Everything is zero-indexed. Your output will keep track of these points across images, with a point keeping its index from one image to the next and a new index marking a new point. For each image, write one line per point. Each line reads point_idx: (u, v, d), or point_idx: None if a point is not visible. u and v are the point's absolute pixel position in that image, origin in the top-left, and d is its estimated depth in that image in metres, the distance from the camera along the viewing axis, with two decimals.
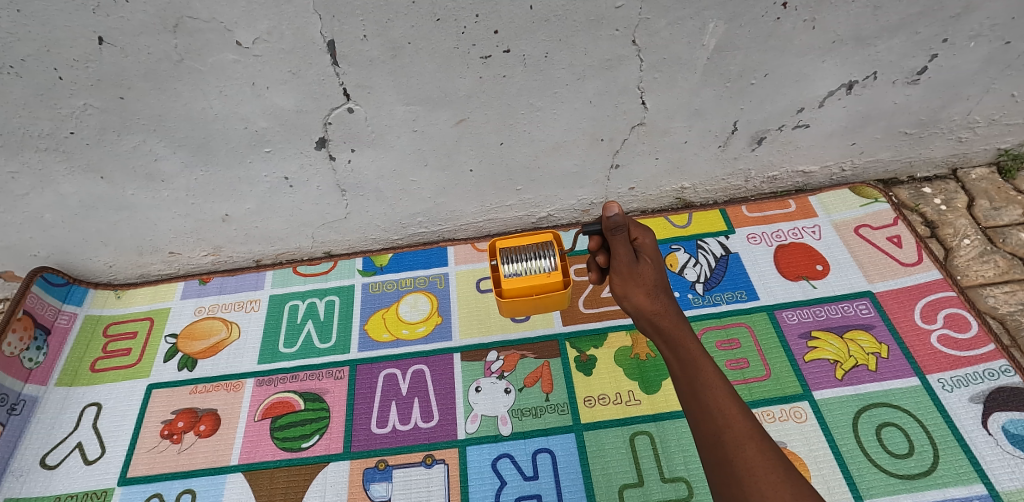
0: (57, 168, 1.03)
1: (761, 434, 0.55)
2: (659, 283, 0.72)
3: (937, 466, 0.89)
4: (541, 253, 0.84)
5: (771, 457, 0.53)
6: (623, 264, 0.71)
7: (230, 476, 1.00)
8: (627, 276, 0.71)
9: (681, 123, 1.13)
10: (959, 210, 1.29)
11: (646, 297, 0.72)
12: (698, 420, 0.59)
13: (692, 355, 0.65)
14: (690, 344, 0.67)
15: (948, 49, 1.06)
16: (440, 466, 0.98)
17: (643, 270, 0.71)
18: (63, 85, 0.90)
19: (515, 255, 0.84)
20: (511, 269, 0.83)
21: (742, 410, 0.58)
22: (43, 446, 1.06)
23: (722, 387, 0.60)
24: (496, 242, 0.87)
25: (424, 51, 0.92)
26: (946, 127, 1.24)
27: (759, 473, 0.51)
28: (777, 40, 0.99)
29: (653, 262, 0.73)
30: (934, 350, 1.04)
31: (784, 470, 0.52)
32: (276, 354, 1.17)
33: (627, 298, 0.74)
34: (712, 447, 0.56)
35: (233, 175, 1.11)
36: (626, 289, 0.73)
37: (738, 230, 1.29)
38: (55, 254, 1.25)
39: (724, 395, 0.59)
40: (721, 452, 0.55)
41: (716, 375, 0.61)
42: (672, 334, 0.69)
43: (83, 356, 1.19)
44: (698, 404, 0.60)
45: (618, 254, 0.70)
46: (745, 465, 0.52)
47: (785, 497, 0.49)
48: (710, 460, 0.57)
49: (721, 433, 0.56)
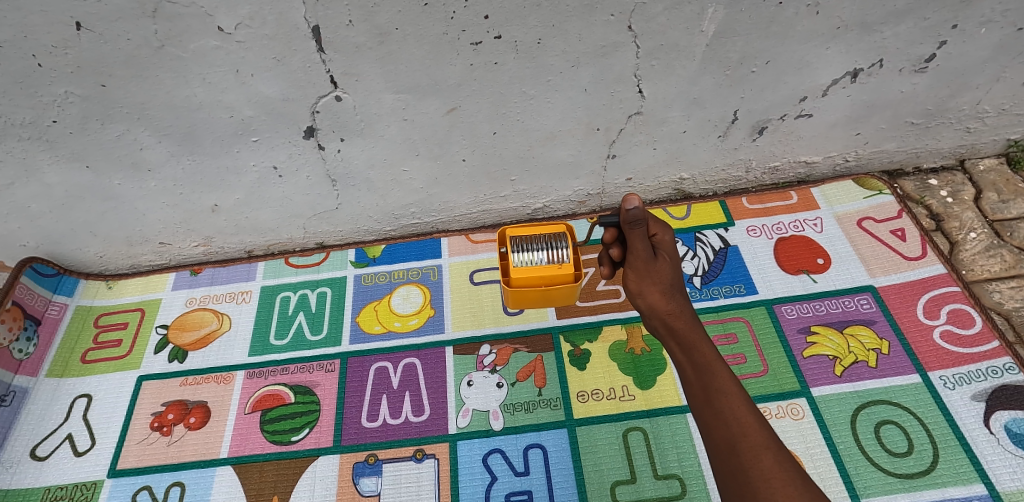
0: (41, 156, 1.01)
1: (779, 444, 0.50)
2: (675, 282, 0.68)
3: (937, 465, 0.87)
4: (553, 244, 0.79)
5: (789, 468, 0.48)
6: (640, 260, 0.68)
7: (220, 469, 0.99)
8: (643, 271, 0.68)
9: (679, 113, 1.10)
10: (965, 203, 1.26)
11: (661, 296, 0.67)
12: (710, 427, 0.54)
13: (707, 360, 0.60)
14: (705, 347, 0.62)
15: (958, 35, 1.02)
16: (430, 461, 0.97)
17: (660, 267, 0.68)
18: (42, 72, 0.88)
19: (526, 244, 0.79)
20: (521, 259, 0.78)
21: (759, 418, 0.53)
22: (33, 437, 1.05)
23: (738, 393, 0.55)
24: (506, 230, 0.82)
25: (411, 38, 0.89)
26: (955, 117, 1.20)
27: (776, 484, 0.47)
28: (778, 27, 0.95)
29: (670, 258, 0.70)
30: (937, 347, 1.01)
31: (804, 485, 0.47)
32: (267, 346, 1.16)
33: (641, 295, 0.69)
34: (726, 456, 0.51)
35: (220, 165, 1.09)
36: (641, 285, 0.69)
37: (738, 222, 1.26)
38: (44, 245, 1.23)
39: (739, 403, 0.54)
40: (734, 462, 0.50)
41: (732, 380, 0.57)
42: (685, 337, 0.64)
43: (73, 347, 1.18)
44: (711, 410, 0.55)
45: (636, 249, 0.67)
46: (761, 475, 0.48)
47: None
48: (721, 469, 0.52)
49: (735, 441, 0.51)
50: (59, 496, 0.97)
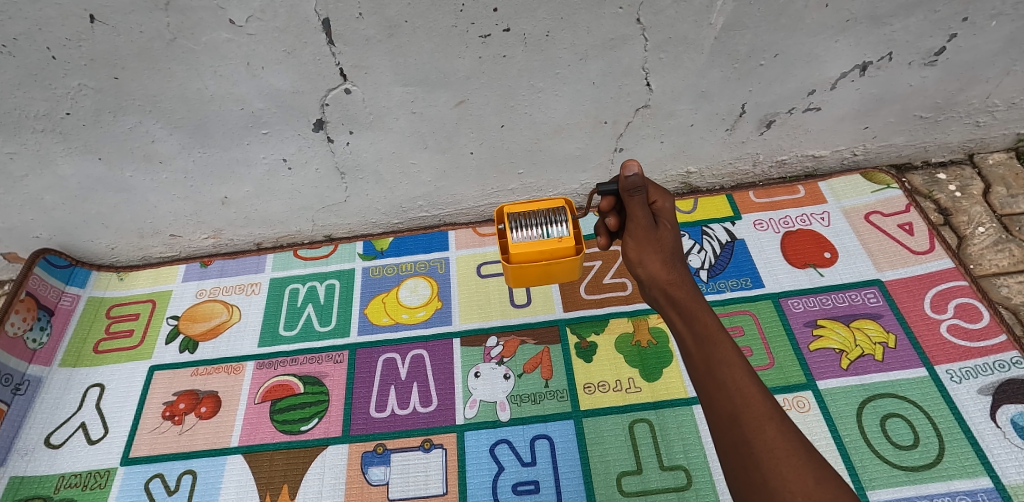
0: (55, 148, 1.03)
1: (782, 415, 0.50)
2: (675, 251, 0.70)
3: (942, 458, 0.88)
4: (552, 218, 0.78)
5: (793, 439, 0.48)
6: (640, 227, 0.68)
7: (230, 458, 1.00)
8: (643, 239, 0.69)
9: (686, 106, 1.10)
10: (974, 197, 1.25)
11: (661, 265, 0.69)
12: (712, 397, 0.54)
13: (708, 329, 0.60)
14: (706, 317, 0.61)
15: (968, 28, 1.01)
16: (438, 451, 0.98)
17: (661, 235, 0.69)
18: (56, 65, 0.89)
19: (525, 220, 0.78)
20: (520, 235, 0.77)
21: (761, 389, 0.53)
22: (47, 426, 1.07)
23: (741, 364, 0.55)
24: (504, 207, 0.81)
25: (421, 30, 0.89)
26: (964, 111, 1.20)
27: (780, 455, 0.47)
28: (787, 19, 0.95)
29: (671, 227, 0.71)
30: (943, 340, 1.01)
31: (807, 454, 0.47)
32: (276, 337, 1.17)
33: (641, 264, 0.70)
34: (727, 427, 0.51)
35: (230, 157, 1.10)
36: (641, 254, 0.70)
37: (745, 216, 1.26)
38: (58, 236, 1.25)
39: (742, 374, 0.54)
40: (737, 434, 0.49)
41: (734, 351, 0.56)
42: (686, 307, 0.65)
43: (86, 338, 1.20)
44: (713, 380, 0.54)
45: (636, 217, 0.68)
46: (765, 447, 0.47)
47: (808, 482, 0.45)
48: (722, 441, 0.52)
49: (737, 412, 0.51)
50: (74, 483, 0.99)
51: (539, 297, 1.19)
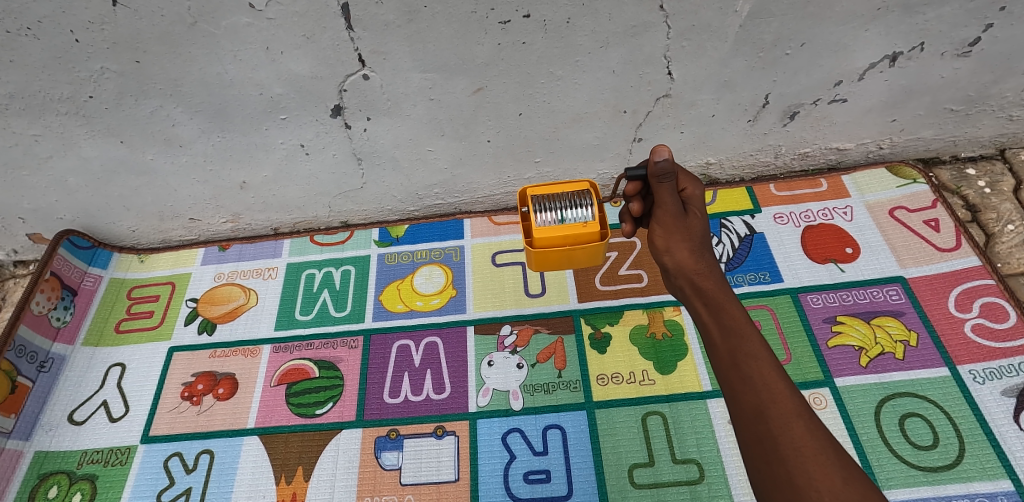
0: (78, 131, 1.04)
1: (810, 412, 0.49)
2: (702, 241, 0.70)
3: (962, 459, 0.86)
4: (576, 202, 0.77)
5: (820, 437, 0.47)
6: (668, 214, 0.69)
7: (247, 439, 1.02)
8: (671, 227, 0.69)
9: (708, 96, 1.08)
10: (1004, 194, 1.22)
11: (689, 254, 0.68)
12: (738, 391, 0.53)
13: (736, 322, 0.59)
14: (733, 309, 0.61)
15: (1005, 18, 0.98)
16: (450, 438, 0.99)
17: (690, 223, 0.70)
18: (80, 48, 0.89)
19: (548, 203, 0.77)
20: (543, 218, 0.76)
21: (788, 385, 0.52)
22: (71, 403, 1.10)
23: (768, 358, 0.54)
24: (528, 189, 0.80)
25: (440, 16, 0.88)
26: (997, 104, 1.16)
27: (807, 453, 0.46)
28: (815, 7, 0.92)
29: (699, 215, 0.71)
30: (967, 340, 0.99)
31: (835, 453, 0.46)
32: (293, 320, 1.18)
33: (668, 252, 0.70)
34: (752, 421, 0.50)
35: (249, 142, 1.11)
36: (668, 242, 0.70)
37: (765, 209, 1.24)
38: (80, 218, 1.27)
39: (770, 369, 0.53)
40: (762, 428, 0.49)
41: (761, 345, 0.56)
42: (713, 297, 0.64)
43: (107, 318, 1.23)
44: (738, 373, 0.54)
45: (664, 204, 0.68)
46: (792, 443, 0.46)
47: (835, 480, 0.44)
48: (745, 435, 0.51)
49: (764, 407, 0.50)
50: (96, 459, 1.01)
51: (554, 287, 1.18)
